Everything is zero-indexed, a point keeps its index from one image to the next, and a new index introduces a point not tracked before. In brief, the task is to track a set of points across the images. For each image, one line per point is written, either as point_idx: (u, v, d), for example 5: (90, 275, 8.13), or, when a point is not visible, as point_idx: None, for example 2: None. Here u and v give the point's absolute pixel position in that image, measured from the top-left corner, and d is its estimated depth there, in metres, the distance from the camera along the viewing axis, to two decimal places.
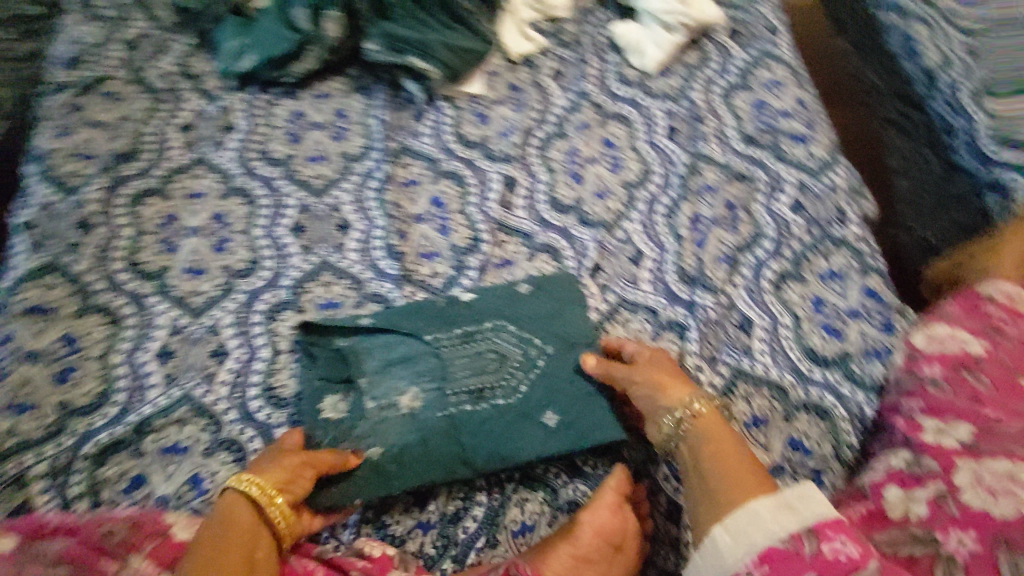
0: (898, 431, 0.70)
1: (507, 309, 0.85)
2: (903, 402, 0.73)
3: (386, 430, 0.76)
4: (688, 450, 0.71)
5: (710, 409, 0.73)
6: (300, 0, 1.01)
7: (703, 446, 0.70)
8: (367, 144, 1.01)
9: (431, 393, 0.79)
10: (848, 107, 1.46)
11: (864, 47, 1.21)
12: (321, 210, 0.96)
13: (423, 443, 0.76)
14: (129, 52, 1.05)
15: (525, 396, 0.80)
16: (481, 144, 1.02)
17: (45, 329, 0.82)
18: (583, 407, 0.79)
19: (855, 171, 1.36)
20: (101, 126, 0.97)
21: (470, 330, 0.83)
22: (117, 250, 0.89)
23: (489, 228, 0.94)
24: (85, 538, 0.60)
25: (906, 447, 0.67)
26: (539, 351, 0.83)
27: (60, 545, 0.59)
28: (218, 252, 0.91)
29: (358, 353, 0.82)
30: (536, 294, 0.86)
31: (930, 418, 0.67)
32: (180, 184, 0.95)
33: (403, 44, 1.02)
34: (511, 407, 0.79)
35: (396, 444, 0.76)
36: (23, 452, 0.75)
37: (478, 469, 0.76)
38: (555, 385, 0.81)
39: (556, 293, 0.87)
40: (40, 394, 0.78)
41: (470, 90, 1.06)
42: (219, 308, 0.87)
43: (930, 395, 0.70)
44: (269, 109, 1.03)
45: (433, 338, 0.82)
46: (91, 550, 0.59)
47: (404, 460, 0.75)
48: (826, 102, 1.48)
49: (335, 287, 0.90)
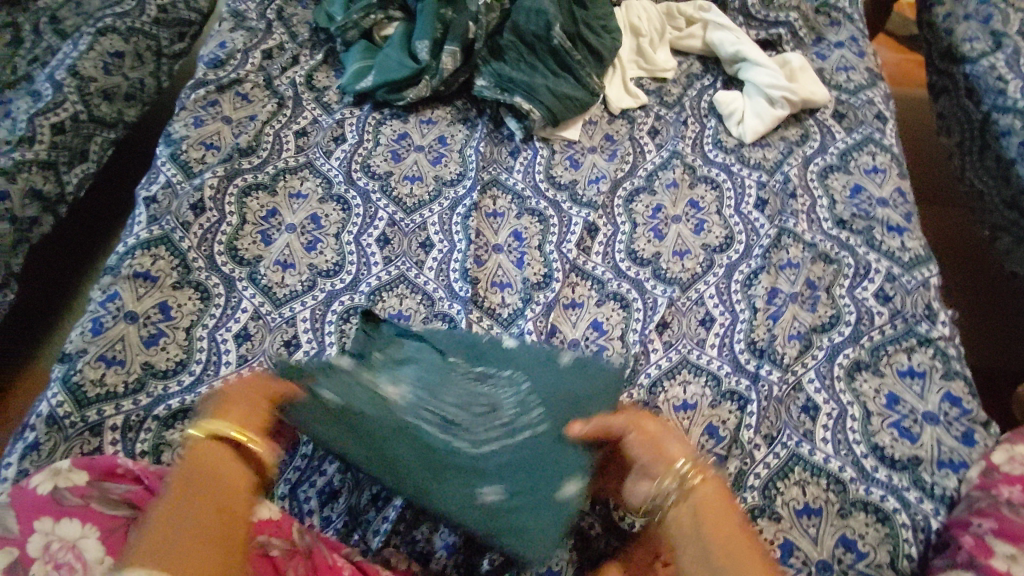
0: (964, 549, 0.65)
1: (536, 370, 0.78)
2: (973, 519, 0.68)
3: (356, 398, 0.72)
4: (676, 510, 0.63)
5: (703, 471, 0.64)
6: (423, 34, 1.09)
7: (693, 512, 0.62)
8: (461, 171, 1.06)
9: (412, 387, 0.75)
10: (955, 207, 1.40)
11: (978, 147, 1.17)
12: (408, 227, 1.01)
13: (367, 415, 0.70)
14: (265, 60, 1.15)
15: (485, 438, 0.71)
16: (569, 187, 1.05)
17: (147, 294, 0.89)
18: (539, 480, 0.68)
19: (954, 273, 1.29)
20: (229, 122, 1.07)
21: (489, 369, 0.79)
22: (221, 235, 0.97)
23: (564, 268, 0.96)
24: (149, 486, 0.65)
25: (970, 569, 0.63)
26: (533, 420, 0.73)
27: (128, 488, 0.64)
28: (308, 250, 0.97)
29: (387, 340, 0.83)
30: (571, 373, 0.78)
31: (1003, 544, 0.63)
32: (287, 183, 1.03)
33: (510, 86, 1.08)
34: (465, 436, 0.71)
35: (341, 404, 0.70)
36: (103, 402, 0.81)
37: (370, 460, 0.67)
38: (527, 446, 0.71)
39: (590, 384, 0.78)
40: (129, 352, 0.85)
41: (566, 135, 1.10)
42: (300, 302, 0.93)
43: (1005, 519, 0.65)
44: (377, 126, 1.10)
45: (452, 357, 0.80)
46: (151, 500, 0.64)
47: (334, 420, 0.69)
48: (932, 197, 1.42)
49: (408, 300, 0.94)
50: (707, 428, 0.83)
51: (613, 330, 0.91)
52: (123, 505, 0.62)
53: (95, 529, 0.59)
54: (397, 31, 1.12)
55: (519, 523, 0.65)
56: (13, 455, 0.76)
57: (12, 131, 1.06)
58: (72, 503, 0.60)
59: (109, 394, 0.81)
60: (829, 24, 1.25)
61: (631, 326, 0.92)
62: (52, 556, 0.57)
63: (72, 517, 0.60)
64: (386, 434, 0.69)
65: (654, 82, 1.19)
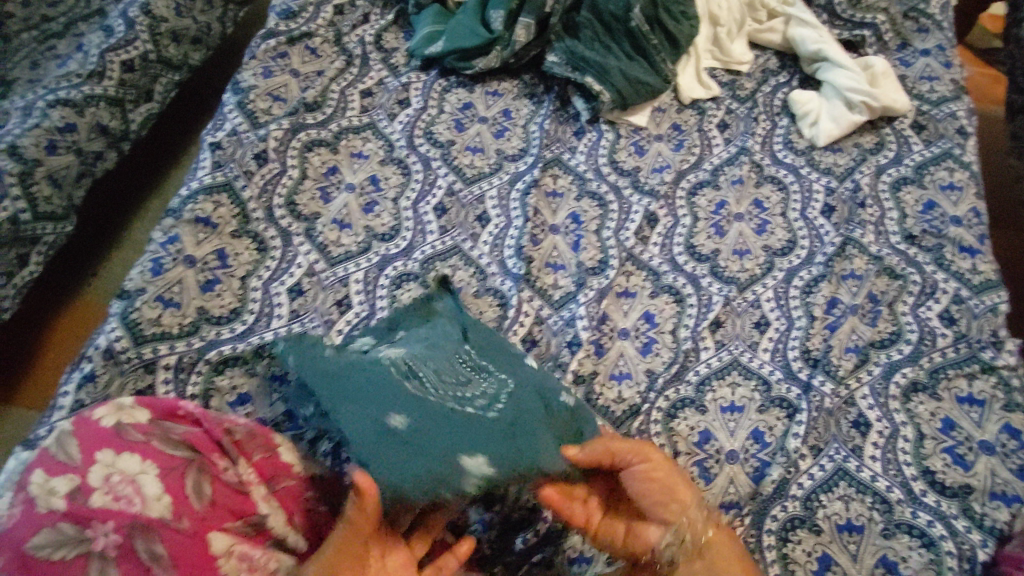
0: None
1: (527, 392, 0.77)
2: None
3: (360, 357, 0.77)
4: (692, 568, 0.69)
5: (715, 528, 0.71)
6: (500, 3, 1.06)
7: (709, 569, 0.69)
8: (523, 147, 1.04)
9: (409, 350, 0.79)
10: None
11: None
12: (466, 199, 1.00)
13: (346, 361, 0.77)
14: (336, 16, 1.14)
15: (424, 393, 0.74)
16: (631, 174, 1.03)
17: (205, 240, 0.90)
18: (435, 433, 0.70)
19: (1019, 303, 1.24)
20: (296, 75, 1.06)
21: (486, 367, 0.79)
22: (281, 188, 0.97)
23: (620, 255, 0.95)
24: (207, 432, 0.69)
25: None
26: (474, 411, 0.73)
27: (185, 429, 0.68)
28: (366, 212, 0.97)
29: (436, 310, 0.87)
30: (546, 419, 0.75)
31: None
32: (349, 143, 1.03)
33: (582, 64, 1.05)
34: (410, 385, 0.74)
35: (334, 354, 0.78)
36: (158, 341, 0.82)
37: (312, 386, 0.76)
38: (447, 421, 0.71)
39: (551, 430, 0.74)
40: (186, 296, 0.86)
41: (633, 121, 1.07)
42: (354, 263, 0.93)
43: None
44: (443, 93, 1.09)
45: (468, 344, 0.81)
46: (210, 442, 0.67)
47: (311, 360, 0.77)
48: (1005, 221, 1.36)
49: (460, 272, 0.93)
50: (753, 433, 0.82)
51: (666, 324, 0.90)
52: (178, 444, 0.66)
53: (153, 463, 0.63)
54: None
55: (389, 458, 0.67)
56: (71, 384, 0.77)
57: (84, 64, 1.07)
58: (135, 437, 0.64)
59: (163, 334, 0.82)
60: (917, 29, 1.20)
61: (684, 322, 0.90)
62: (111, 484, 0.60)
63: (132, 449, 0.63)
64: (342, 371, 0.75)
65: (728, 74, 1.15)
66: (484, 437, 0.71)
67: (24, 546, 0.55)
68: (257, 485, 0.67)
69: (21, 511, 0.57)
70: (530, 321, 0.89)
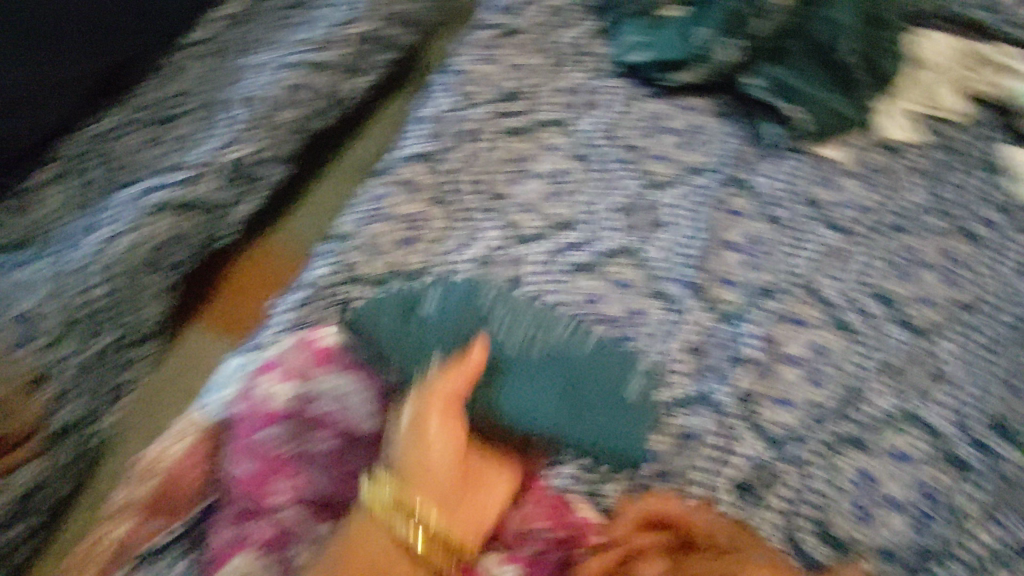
0: None
1: (556, 427, 0.77)
2: None
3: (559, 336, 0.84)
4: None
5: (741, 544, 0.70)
6: (710, 19, 1.09)
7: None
8: (710, 163, 1.06)
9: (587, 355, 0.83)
10: None
11: None
12: (645, 203, 1.02)
13: (549, 319, 0.85)
14: (549, 16, 1.22)
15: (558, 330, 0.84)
16: (817, 205, 1.02)
17: (408, 202, 0.99)
18: (514, 328, 0.83)
19: None
20: (506, 67, 1.14)
21: (580, 399, 0.79)
22: (477, 166, 1.04)
23: (796, 283, 0.95)
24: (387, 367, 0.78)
25: None
26: (517, 357, 0.80)
27: (377, 373, 0.77)
28: (550, 201, 1.02)
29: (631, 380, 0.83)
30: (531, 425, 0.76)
31: None
32: (543, 135, 1.09)
33: (785, 90, 1.07)
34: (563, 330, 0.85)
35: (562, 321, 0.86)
36: (357, 284, 0.91)
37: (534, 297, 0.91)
38: (516, 335, 0.82)
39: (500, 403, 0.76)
40: (385, 248, 0.94)
41: (826, 153, 1.07)
42: (533, 245, 0.97)
43: None
44: (637, 101, 1.13)
45: (611, 390, 0.82)
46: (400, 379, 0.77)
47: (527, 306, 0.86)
48: None
49: (633, 271, 0.96)
50: (922, 487, 0.78)
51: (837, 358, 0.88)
52: (369, 386, 0.76)
53: (349, 398, 0.74)
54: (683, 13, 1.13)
55: (431, 305, 0.82)
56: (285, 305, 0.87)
57: (320, 31, 1.21)
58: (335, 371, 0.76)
59: (363, 277, 0.91)
60: None
61: (856, 360, 0.88)
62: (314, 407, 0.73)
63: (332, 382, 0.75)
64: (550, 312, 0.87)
65: (935, 121, 1.11)
66: (496, 376, 0.78)
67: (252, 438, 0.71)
68: (434, 423, 0.69)
69: (251, 404, 0.73)
70: (697, 329, 0.90)
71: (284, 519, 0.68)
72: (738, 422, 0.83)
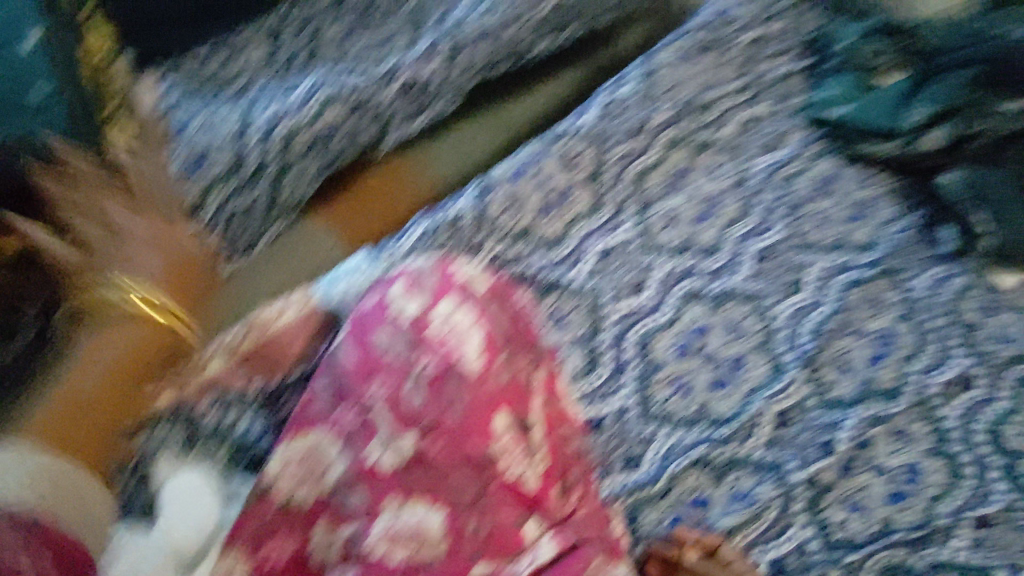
0: None
1: None
2: None
3: None
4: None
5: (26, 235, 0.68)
6: (927, 104, 1.01)
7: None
8: (868, 244, 0.99)
9: None
10: None
11: None
12: (790, 259, 0.98)
13: None
14: (756, 43, 1.15)
15: None
16: (972, 326, 0.91)
17: (563, 173, 0.96)
18: None
19: None
20: (701, 76, 1.10)
21: None
22: (638, 163, 1.01)
23: (914, 397, 0.87)
24: (517, 326, 0.71)
25: None
26: None
27: (513, 317, 0.71)
28: (695, 222, 0.99)
29: None
30: None
31: None
32: (711, 155, 1.04)
33: (984, 198, 0.95)
34: None
35: None
36: (491, 233, 0.90)
37: None
38: None
39: None
40: (525, 208, 0.93)
41: (1002, 278, 0.94)
42: (663, 259, 0.95)
43: None
44: (809, 162, 1.06)
45: None
46: (524, 339, 0.71)
47: None
48: None
49: (751, 320, 0.92)
50: None
51: (931, 491, 0.80)
52: (505, 321, 0.69)
53: (483, 328, 0.67)
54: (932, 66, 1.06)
55: None
56: (417, 231, 0.88)
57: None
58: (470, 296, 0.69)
59: (498, 225, 0.91)
60: None
61: (952, 500, 0.80)
62: (448, 325, 0.66)
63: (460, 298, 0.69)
64: None
65: None
66: None
67: (369, 333, 0.66)
68: (540, 394, 0.69)
69: (378, 303, 0.68)
70: (792, 403, 0.87)
71: (376, 414, 0.62)
72: (801, 511, 0.80)
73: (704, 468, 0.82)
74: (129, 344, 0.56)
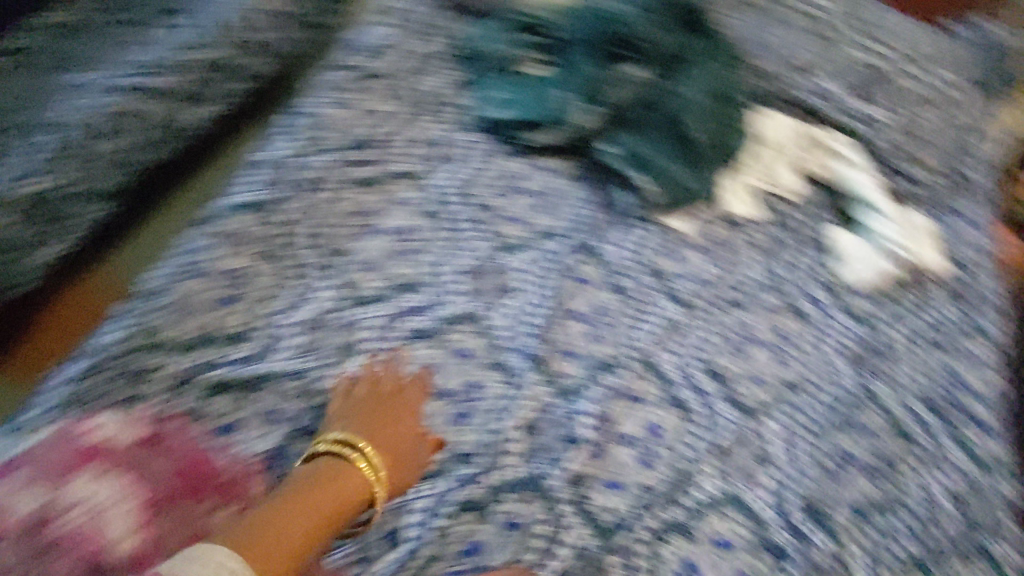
0: None
1: None
2: None
3: None
4: None
5: None
6: (575, 82, 1.04)
7: None
8: (562, 229, 1.03)
9: None
10: None
11: None
12: (498, 265, 0.97)
13: None
14: (409, 61, 1.16)
15: None
16: (664, 276, 1.01)
17: (229, 254, 0.88)
18: None
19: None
20: (360, 111, 1.07)
21: None
22: (318, 216, 0.94)
23: (638, 358, 0.92)
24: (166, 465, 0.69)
25: None
26: None
27: (162, 458, 0.70)
28: (397, 260, 0.94)
29: None
30: None
31: None
32: (392, 187, 1.01)
33: (638, 160, 1.04)
34: None
35: None
36: (157, 350, 0.79)
37: None
38: None
39: None
40: (195, 308, 0.83)
41: (673, 225, 1.06)
42: (374, 309, 0.89)
43: None
44: (493, 161, 1.08)
45: None
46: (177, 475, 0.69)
47: None
48: None
49: (478, 341, 0.90)
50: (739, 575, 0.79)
51: (673, 440, 0.87)
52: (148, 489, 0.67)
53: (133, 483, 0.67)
54: (561, 37, 1.10)
55: None
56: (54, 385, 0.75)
57: (176, 40, 1.02)
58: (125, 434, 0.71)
59: (167, 338, 0.81)
60: (958, 193, 1.18)
61: (692, 442, 0.87)
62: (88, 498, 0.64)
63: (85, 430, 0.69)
64: None
65: (778, 201, 1.12)
66: None
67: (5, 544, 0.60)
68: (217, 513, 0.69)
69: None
70: (536, 409, 0.86)
71: None
72: (571, 514, 0.79)
73: (472, 511, 0.78)
74: (334, 483, 0.67)
